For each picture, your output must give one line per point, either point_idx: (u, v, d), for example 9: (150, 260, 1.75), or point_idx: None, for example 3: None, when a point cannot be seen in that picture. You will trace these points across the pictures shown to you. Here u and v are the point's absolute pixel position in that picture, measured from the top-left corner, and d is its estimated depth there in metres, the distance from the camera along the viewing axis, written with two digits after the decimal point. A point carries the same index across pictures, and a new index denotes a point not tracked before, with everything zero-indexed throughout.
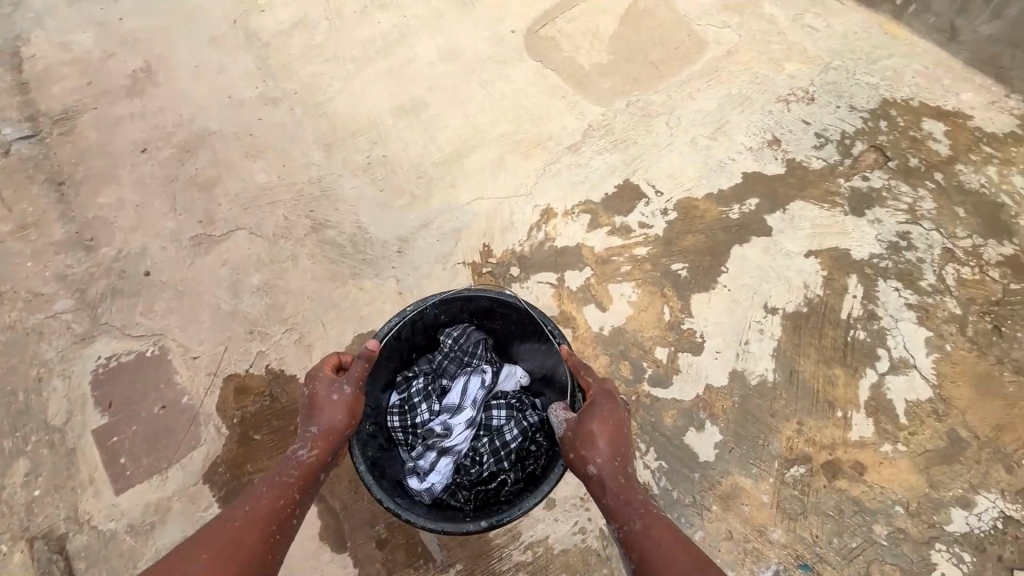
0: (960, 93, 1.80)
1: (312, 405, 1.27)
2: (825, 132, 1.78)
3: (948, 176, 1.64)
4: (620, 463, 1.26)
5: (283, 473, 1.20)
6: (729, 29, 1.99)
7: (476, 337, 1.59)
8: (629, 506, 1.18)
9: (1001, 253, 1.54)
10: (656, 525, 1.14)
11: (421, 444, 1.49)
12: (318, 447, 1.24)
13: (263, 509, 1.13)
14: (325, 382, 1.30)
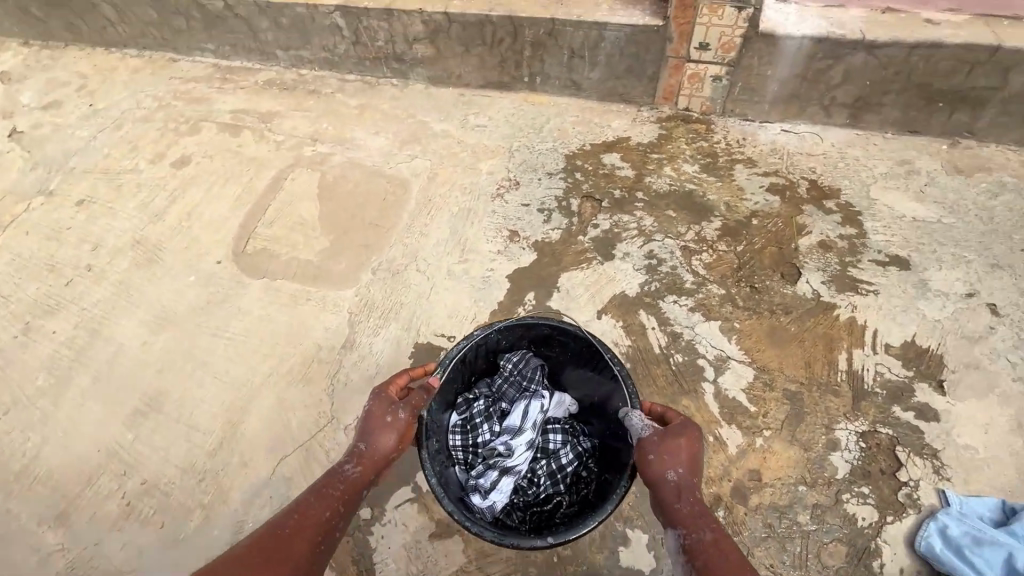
0: (611, 125, 2.13)
1: (369, 419, 1.29)
2: (544, 204, 1.94)
3: (645, 191, 1.92)
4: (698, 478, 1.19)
5: (331, 486, 1.20)
6: (417, 157, 2.16)
7: (535, 361, 1.56)
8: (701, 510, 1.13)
9: (715, 227, 1.80)
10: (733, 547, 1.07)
11: (481, 462, 1.47)
12: (362, 464, 1.25)
13: (283, 538, 1.09)
14: (382, 403, 1.30)
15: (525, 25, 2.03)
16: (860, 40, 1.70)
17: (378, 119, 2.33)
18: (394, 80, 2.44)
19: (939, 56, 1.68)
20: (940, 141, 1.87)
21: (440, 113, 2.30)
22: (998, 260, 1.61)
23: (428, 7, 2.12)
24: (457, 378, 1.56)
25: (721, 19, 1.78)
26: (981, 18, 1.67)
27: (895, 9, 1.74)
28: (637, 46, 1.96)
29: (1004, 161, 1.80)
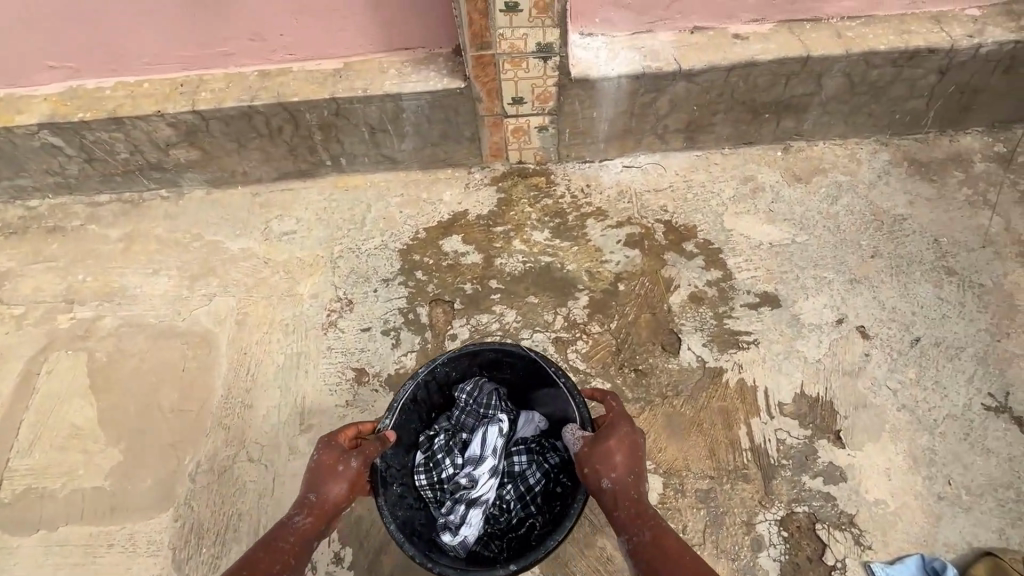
0: (443, 199, 1.82)
1: (318, 470, 1.16)
2: (388, 324, 1.62)
3: (499, 277, 1.66)
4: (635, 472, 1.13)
5: (279, 540, 1.07)
6: (217, 296, 1.70)
7: (489, 386, 1.41)
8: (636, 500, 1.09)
9: (583, 305, 1.60)
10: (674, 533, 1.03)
11: (447, 499, 1.28)
12: (313, 515, 1.12)
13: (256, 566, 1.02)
14: (331, 452, 1.18)
15: (302, 109, 1.63)
16: (677, 70, 1.54)
17: (154, 251, 1.81)
18: (162, 192, 1.91)
19: (755, 74, 1.57)
20: (774, 148, 1.81)
21: (234, 226, 1.84)
22: (854, 274, 1.57)
23: (170, 107, 1.63)
24: (411, 419, 1.36)
25: (527, 72, 1.52)
26: (784, 25, 1.58)
27: (702, 28, 1.59)
28: (444, 111, 1.65)
29: (834, 159, 1.78)
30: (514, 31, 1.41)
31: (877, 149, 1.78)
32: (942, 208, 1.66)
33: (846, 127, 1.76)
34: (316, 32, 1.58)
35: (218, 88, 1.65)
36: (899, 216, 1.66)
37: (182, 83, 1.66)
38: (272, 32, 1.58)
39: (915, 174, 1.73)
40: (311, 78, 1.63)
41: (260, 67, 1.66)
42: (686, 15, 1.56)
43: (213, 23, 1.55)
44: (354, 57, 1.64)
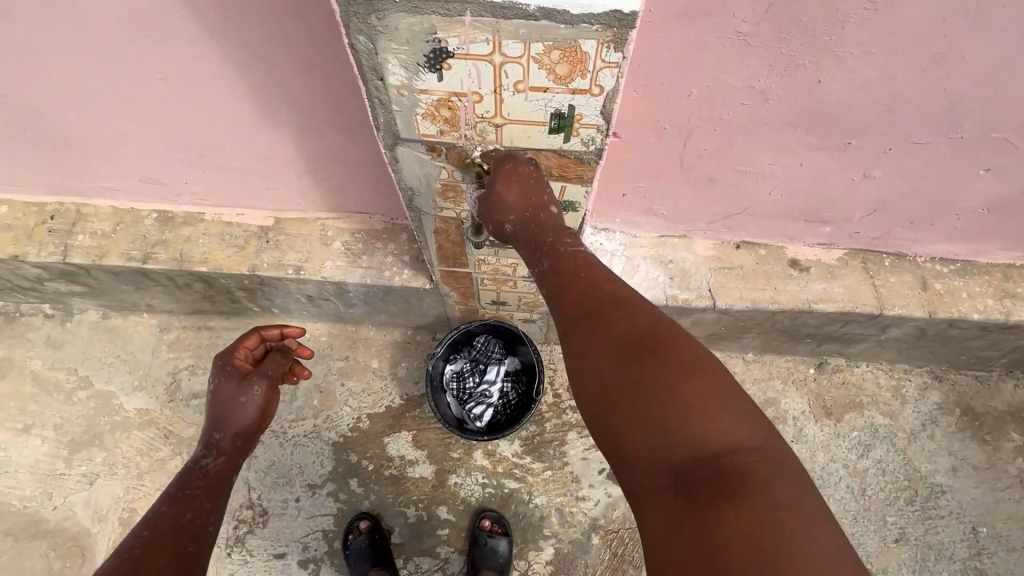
0: (397, 372, 1.46)
1: (217, 408, 0.99)
2: (307, 550, 1.33)
3: (451, 505, 1.36)
4: (554, 217, 0.73)
5: (187, 487, 0.90)
6: (99, 478, 1.38)
7: (496, 346, 1.28)
8: (552, 257, 0.70)
9: (546, 559, 1.33)
10: (632, 299, 0.65)
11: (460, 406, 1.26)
12: (224, 457, 0.97)
13: (164, 524, 0.83)
14: (231, 383, 1.00)
15: (215, 277, 1.23)
16: (711, 307, 1.19)
17: (28, 396, 1.44)
18: (46, 307, 1.51)
19: (807, 316, 1.22)
20: (807, 361, 1.47)
21: (132, 372, 1.46)
22: (870, 564, 1.32)
23: (32, 252, 1.21)
24: (446, 350, 1.26)
25: (514, 288, 1.14)
26: (858, 254, 1.20)
27: (753, 242, 1.21)
28: (403, 297, 1.27)
29: (876, 391, 1.45)
30: (499, 259, 1.02)
31: (928, 384, 1.45)
32: (988, 484, 1.38)
33: (899, 356, 1.42)
34: (233, 186, 1.13)
35: (101, 230, 1.22)
36: (938, 487, 1.38)
37: (52, 214, 1.23)
38: (171, 179, 1.12)
39: (967, 430, 1.42)
40: (229, 237, 1.21)
41: (160, 207, 1.22)
42: (736, 230, 1.16)
43: (84, 162, 1.09)
44: (289, 211, 1.21)
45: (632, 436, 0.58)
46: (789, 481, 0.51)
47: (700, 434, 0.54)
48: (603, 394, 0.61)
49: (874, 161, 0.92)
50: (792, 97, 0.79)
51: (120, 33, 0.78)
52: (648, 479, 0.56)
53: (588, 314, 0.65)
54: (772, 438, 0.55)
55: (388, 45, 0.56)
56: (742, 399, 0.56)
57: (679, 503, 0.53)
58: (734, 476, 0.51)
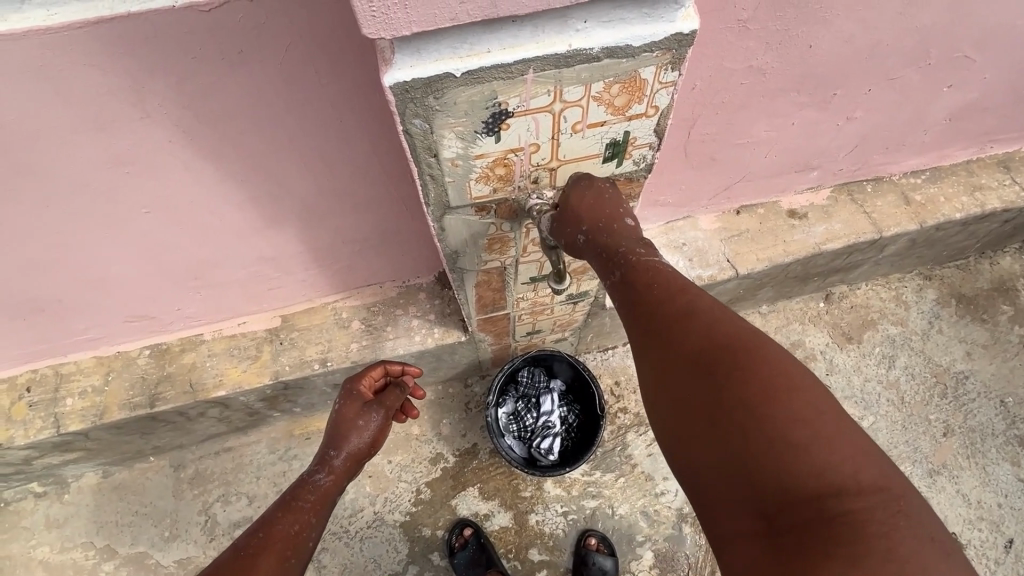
0: (442, 431, 1.40)
1: (336, 425, 0.95)
2: None
3: (540, 545, 1.33)
4: (633, 231, 0.64)
5: (299, 499, 0.87)
6: None
7: (541, 376, 1.26)
8: (626, 267, 0.60)
9: (648, 564, 1.33)
10: (707, 305, 0.56)
11: (527, 444, 1.24)
12: (337, 475, 0.92)
13: (275, 534, 0.81)
14: (354, 405, 0.97)
15: (234, 397, 1.13)
16: (734, 275, 1.22)
17: None
18: (35, 486, 1.33)
19: (818, 257, 1.27)
20: (815, 298, 1.54)
21: (158, 524, 1.32)
22: (931, 463, 1.40)
23: (19, 434, 1.07)
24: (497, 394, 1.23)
25: (551, 313, 1.13)
26: (843, 188, 1.27)
27: (751, 204, 1.25)
28: (436, 356, 1.22)
29: (881, 305, 1.55)
30: (538, 292, 1.00)
31: (922, 285, 1.57)
32: (1000, 357, 1.50)
33: (892, 268, 1.52)
34: (233, 297, 1.04)
35: (90, 386, 1.09)
36: (962, 374, 1.48)
37: (27, 385, 1.08)
38: (162, 310, 1.02)
39: (966, 314, 1.54)
40: (238, 351, 1.12)
41: (150, 342, 1.11)
42: (736, 197, 1.20)
43: (57, 322, 0.97)
44: (295, 305, 1.13)
45: (715, 466, 0.51)
46: (917, 533, 0.45)
47: (804, 473, 0.46)
48: (680, 417, 0.54)
49: (856, 103, 0.97)
50: (786, 66, 0.82)
51: (97, 178, 0.70)
52: (734, 517, 0.50)
53: (656, 331, 0.57)
54: (886, 474, 0.48)
55: (446, 121, 0.52)
56: (849, 429, 0.48)
57: (770, 551, 0.47)
58: (849, 530, 0.45)
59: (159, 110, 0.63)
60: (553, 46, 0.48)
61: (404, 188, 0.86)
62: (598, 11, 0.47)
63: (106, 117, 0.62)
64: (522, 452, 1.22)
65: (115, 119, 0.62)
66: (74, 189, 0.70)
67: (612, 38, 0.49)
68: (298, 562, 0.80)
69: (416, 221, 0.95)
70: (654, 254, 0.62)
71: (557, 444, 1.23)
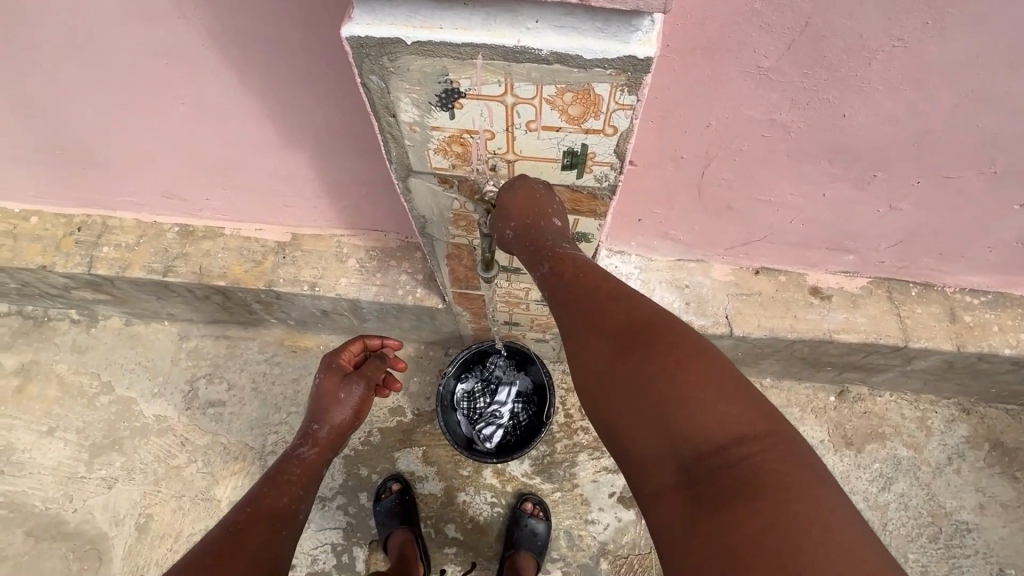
0: (409, 387, 1.46)
1: (319, 398, 1.03)
2: (314, 565, 1.32)
3: (458, 523, 1.36)
4: (557, 229, 0.68)
5: (284, 473, 0.93)
6: (118, 483, 1.40)
7: (505, 366, 1.28)
8: (553, 259, 0.66)
9: None
10: (628, 292, 0.62)
11: (473, 426, 1.25)
12: (319, 448, 1.00)
13: (266, 504, 0.85)
14: (334, 378, 1.04)
15: (233, 290, 1.25)
16: (728, 334, 1.16)
17: (53, 399, 1.48)
18: (73, 313, 1.55)
19: (829, 346, 1.18)
20: (827, 389, 1.43)
21: (152, 379, 1.49)
22: None
23: (60, 263, 1.25)
24: (458, 370, 1.25)
25: (527, 310, 1.14)
26: (883, 283, 1.16)
27: (773, 268, 1.17)
28: (416, 315, 1.27)
29: (900, 422, 1.40)
30: (510, 283, 1.01)
31: (955, 417, 1.40)
32: (1019, 524, 1.32)
33: (925, 387, 1.37)
34: (252, 203, 1.15)
35: (124, 242, 1.25)
36: (964, 525, 1.32)
37: (79, 225, 1.26)
38: (192, 195, 1.15)
39: (996, 465, 1.36)
40: (247, 252, 1.23)
41: (181, 221, 1.25)
42: (755, 256, 1.13)
43: (107, 179, 1.12)
44: (306, 227, 1.22)
45: (636, 436, 0.55)
46: (802, 466, 0.49)
47: (704, 429, 0.51)
48: (604, 394, 0.59)
49: (902, 194, 0.88)
50: (815, 130, 0.77)
51: (144, 60, 0.80)
52: (658, 473, 0.54)
53: (580, 312, 0.63)
54: (781, 425, 0.52)
55: (401, 84, 0.55)
56: (747, 388, 0.53)
57: (687, 500, 0.51)
58: (746, 472, 0.49)
59: (195, 14, 0.71)
60: (502, 38, 0.49)
61: None
62: (550, 14, 0.48)
63: (152, 9, 0.71)
64: (464, 430, 1.24)
65: (158, 13, 0.71)
66: (125, 66, 0.81)
67: (562, 44, 0.49)
68: (289, 527, 0.85)
69: None
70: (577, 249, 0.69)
71: (499, 435, 1.25)
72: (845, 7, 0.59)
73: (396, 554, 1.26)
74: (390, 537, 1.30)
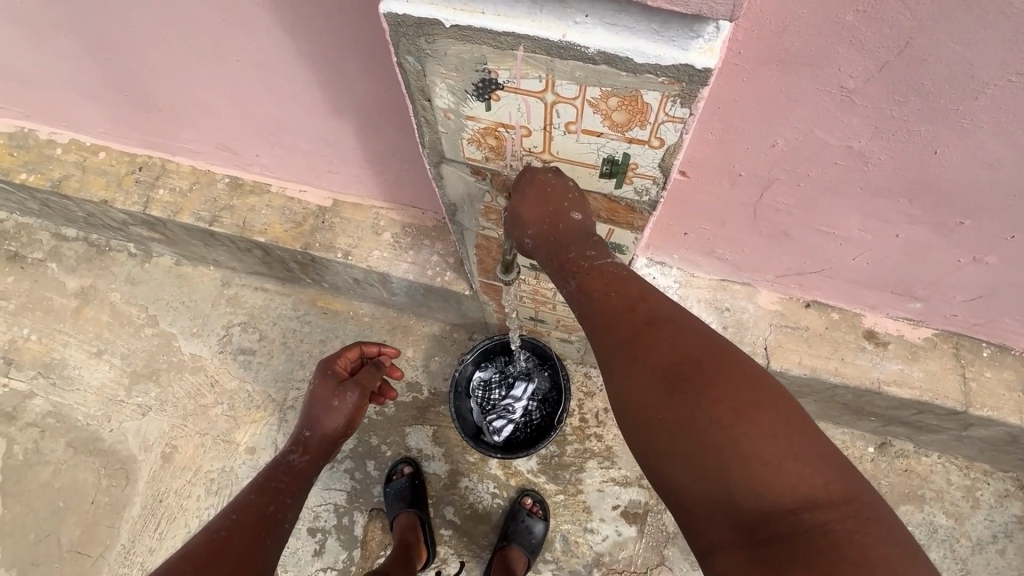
0: (429, 366, 1.46)
1: (312, 405, 1.04)
2: (316, 522, 1.36)
3: (458, 507, 1.37)
4: (574, 227, 0.63)
5: (272, 480, 0.96)
6: (151, 412, 1.49)
7: (525, 362, 1.25)
8: (581, 276, 0.62)
9: None
10: (675, 320, 0.58)
11: (484, 416, 1.24)
12: (310, 454, 1.02)
13: (248, 515, 0.88)
14: (329, 386, 1.04)
15: (271, 247, 1.27)
16: (763, 366, 1.09)
17: (104, 324, 1.58)
18: (131, 246, 1.64)
19: (875, 396, 1.08)
20: (866, 439, 1.32)
21: (192, 320, 1.56)
22: None
23: (120, 199, 1.31)
24: (478, 359, 1.23)
25: (553, 309, 1.10)
26: (950, 337, 1.05)
27: (826, 303, 1.08)
28: (443, 297, 1.26)
29: (943, 487, 1.28)
30: (538, 281, 0.98)
31: (1008, 492, 1.27)
32: None
33: (979, 455, 1.24)
34: (298, 164, 1.16)
35: (179, 187, 1.29)
36: None
37: (140, 165, 1.32)
38: (243, 150, 1.17)
39: None
40: (289, 211, 1.25)
41: (231, 173, 1.28)
42: (808, 288, 1.04)
43: (168, 125, 1.15)
44: (348, 195, 1.23)
45: (687, 485, 0.52)
46: (880, 537, 0.46)
47: (768, 487, 0.48)
48: (650, 436, 0.55)
49: (990, 246, 0.78)
50: (898, 164, 0.68)
51: (203, 13, 0.79)
52: (714, 530, 0.51)
53: (621, 340, 0.58)
54: (852, 483, 0.49)
55: (438, 69, 0.52)
56: (812, 440, 0.50)
57: (748, 562, 0.48)
58: (824, 542, 0.45)
59: None
60: (547, 30, 0.45)
61: None
62: (602, 9, 0.43)
63: None
64: (475, 419, 1.23)
65: None
66: (186, 16, 0.82)
67: (612, 44, 0.44)
68: (273, 533, 0.88)
69: None
70: (607, 256, 0.64)
71: (509, 431, 1.23)
72: (957, 31, 0.51)
73: (400, 536, 1.27)
74: (396, 519, 1.30)
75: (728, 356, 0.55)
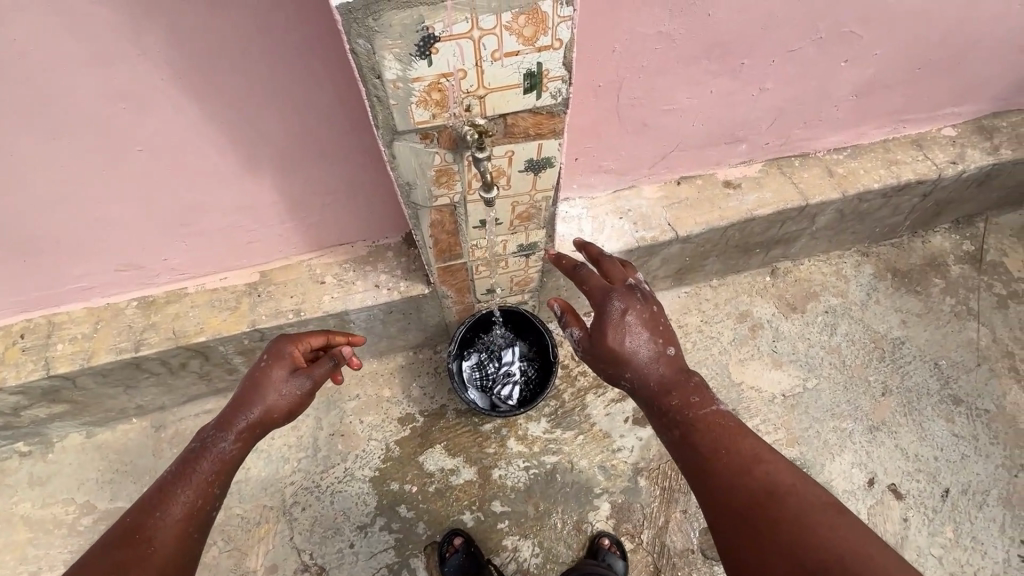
0: (411, 394, 1.49)
1: (251, 385, 0.92)
2: None
3: (502, 497, 1.39)
4: (672, 357, 0.94)
5: (198, 466, 0.85)
6: None
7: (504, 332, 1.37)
8: (683, 425, 0.87)
9: (605, 515, 1.39)
10: (812, 501, 0.72)
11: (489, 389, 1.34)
12: (243, 443, 0.89)
13: (169, 496, 0.81)
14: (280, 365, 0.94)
15: (213, 345, 1.22)
16: (674, 237, 1.34)
17: (24, 542, 1.32)
18: (21, 446, 1.41)
19: (751, 224, 1.40)
20: (761, 272, 1.67)
21: (137, 481, 1.38)
22: (870, 421, 1.49)
23: (10, 376, 1.15)
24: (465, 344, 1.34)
25: (507, 268, 1.22)
26: (772, 163, 1.42)
27: (689, 176, 1.39)
28: (404, 312, 1.32)
29: (823, 279, 1.67)
30: (490, 241, 1.10)
31: (859, 261, 1.69)
32: (934, 326, 1.61)
33: (830, 245, 1.65)
34: (215, 248, 1.15)
35: (80, 333, 1.19)
36: (899, 340, 1.59)
37: (21, 333, 1.19)
38: (149, 259, 1.13)
39: (901, 287, 1.66)
40: (218, 302, 1.22)
41: (138, 294, 1.21)
42: (673, 168, 1.34)
43: (53, 267, 1.08)
44: (274, 261, 1.25)
45: None
46: None
47: None
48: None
49: (764, 75, 1.12)
50: (692, 33, 0.97)
51: (98, 111, 0.82)
52: None
53: (756, 501, 0.74)
54: None
55: (385, 42, 0.66)
56: None
57: None
58: None
59: (154, 49, 0.76)
60: None
61: (368, 137, 0.99)
62: None
63: (107, 52, 0.75)
64: (481, 396, 1.33)
65: (114, 53, 0.75)
66: (79, 122, 0.83)
67: None
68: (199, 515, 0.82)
69: (379, 175, 1.08)
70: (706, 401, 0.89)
71: (514, 394, 1.33)
72: None
73: None
74: None
75: (868, 548, 0.65)
